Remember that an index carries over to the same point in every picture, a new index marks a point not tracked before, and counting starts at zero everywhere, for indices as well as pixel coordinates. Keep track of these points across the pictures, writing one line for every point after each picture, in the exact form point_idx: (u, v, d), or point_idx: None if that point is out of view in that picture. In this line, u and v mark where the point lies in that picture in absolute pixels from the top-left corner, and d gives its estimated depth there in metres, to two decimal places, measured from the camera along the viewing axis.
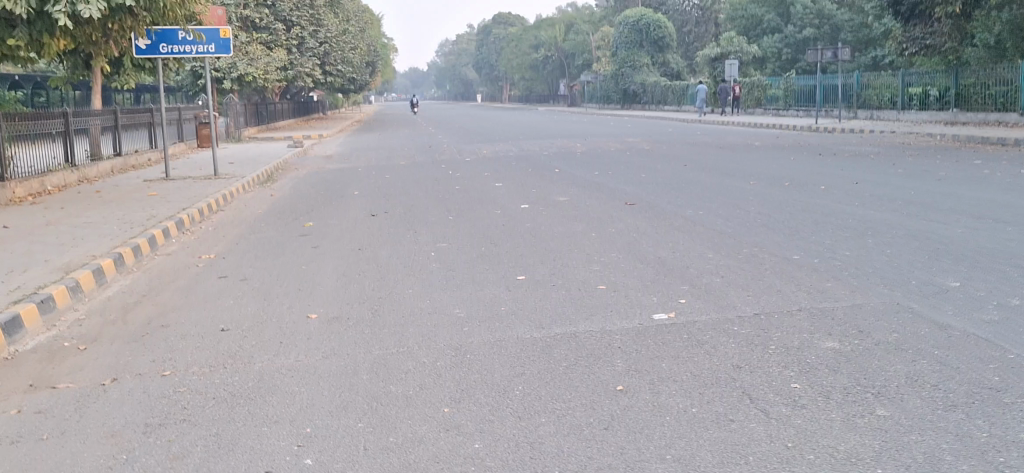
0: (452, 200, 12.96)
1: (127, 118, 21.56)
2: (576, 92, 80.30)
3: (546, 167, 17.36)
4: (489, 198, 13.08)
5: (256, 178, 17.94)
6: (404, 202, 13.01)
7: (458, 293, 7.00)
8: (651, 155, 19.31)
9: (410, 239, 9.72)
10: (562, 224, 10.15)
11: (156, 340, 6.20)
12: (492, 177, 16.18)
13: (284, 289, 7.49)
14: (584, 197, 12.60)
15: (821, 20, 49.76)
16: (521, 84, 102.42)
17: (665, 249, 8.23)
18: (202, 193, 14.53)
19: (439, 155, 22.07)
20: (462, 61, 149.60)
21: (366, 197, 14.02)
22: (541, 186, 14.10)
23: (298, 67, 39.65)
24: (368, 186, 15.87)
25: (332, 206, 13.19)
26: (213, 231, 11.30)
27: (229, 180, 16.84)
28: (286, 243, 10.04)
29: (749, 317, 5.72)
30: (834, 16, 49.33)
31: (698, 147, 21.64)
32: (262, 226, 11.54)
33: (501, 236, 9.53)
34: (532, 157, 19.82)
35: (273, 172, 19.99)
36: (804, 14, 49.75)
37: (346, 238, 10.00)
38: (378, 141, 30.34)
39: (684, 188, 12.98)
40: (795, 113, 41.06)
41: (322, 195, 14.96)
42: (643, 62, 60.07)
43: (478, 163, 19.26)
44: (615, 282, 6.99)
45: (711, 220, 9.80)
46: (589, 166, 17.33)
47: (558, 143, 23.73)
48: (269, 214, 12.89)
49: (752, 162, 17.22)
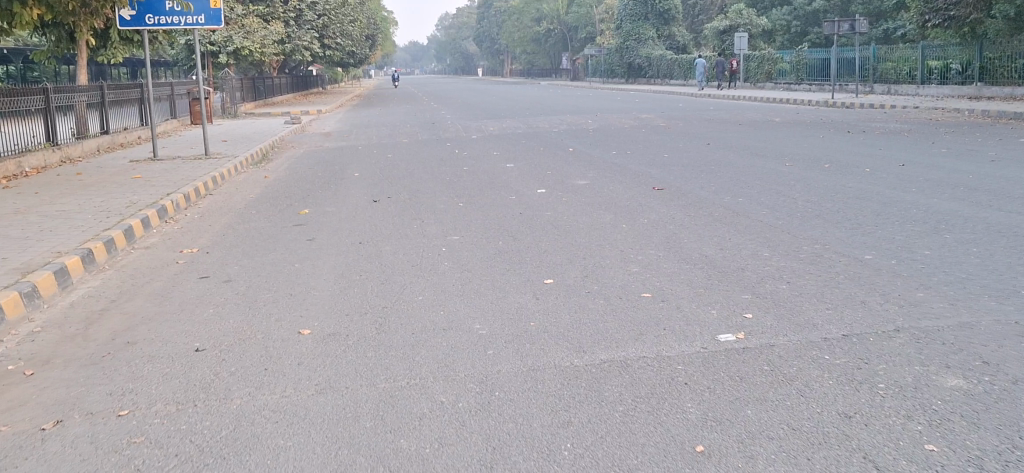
0: (461, 184, 11.87)
1: (114, 94, 20.43)
2: (580, 66, 78.87)
3: (558, 146, 16.27)
4: (502, 181, 12.01)
5: (249, 158, 16.84)
6: (409, 187, 11.95)
7: (476, 302, 5.95)
8: (668, 133, 18.20)
9: (417, 230, 8.66)
10: (587, 213, 9.09)
11: (117, 365, 5.16)
12: (502, 157, 15.09)
13: (274, 297, 6.45)
14: (605, 180, 11.53)
15: None
16: (523, 58, 100.88)
17: (711, 246, 7.19)
18: (190, 176, 13.46)
19: (443, 132, 20.95)
20: (463, 35, 147.91)
21: (367, 180, 12.95)
22: (557, 167, 13.02)
23: (296, 40, 38.41)
24: (369, 167, 14.78)
25: (331, 191, 12.11)
26: (199, 220, 10.23)
27: (220, 161, 15.76)
28: (278, 235, 8.97)
29: (838, 341, 4.67)
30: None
31: (716, 124, 20.50)
32: (253, 214, 10.47)
33: (521, 229, 8.46)
34: (543, 135, 18.70)
35: (268, 151, 18.88)
36: None
37: (345, 230, 8.94)
38: (379, 117, 29.19)
39: (714, 169, 11.91)
40: (808, 88, 39.85)
41: (320, 177, 13.88)
42: (649, 35, 58.67)
43: (486, 142, 18.16)
44: (662, 289, 5.95)
45: (754, 208, 8.75)
46: (604, 144, 16.24)
47: (567, 120, 22.59)
48: (262, 199, 11.81)
49: (779, 140, 16.11)
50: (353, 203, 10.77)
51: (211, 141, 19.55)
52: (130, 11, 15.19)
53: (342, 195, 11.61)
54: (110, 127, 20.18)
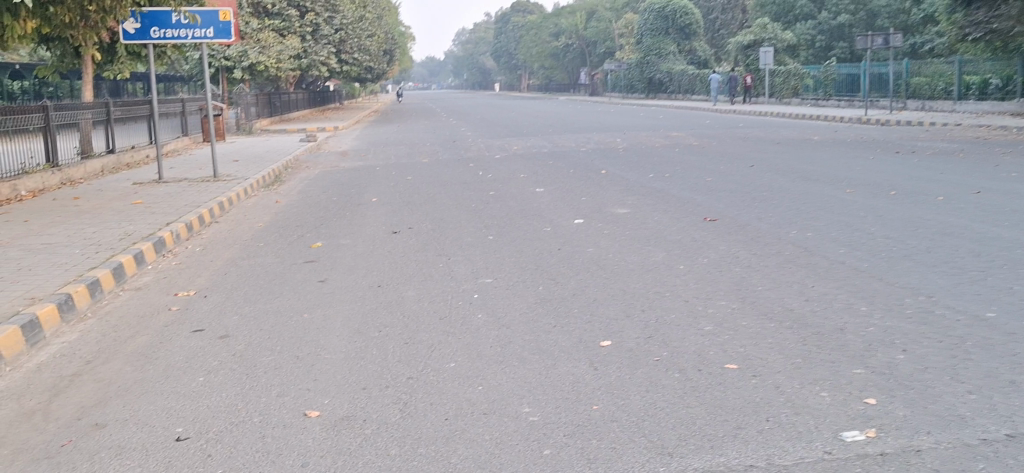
0: (489, 213, 10.81)
1: (121, 111, 19.52)
2: (598, 81, 77.78)
3: (589, 168, 15.22)
4: (533, 208, 10.95)
5: (260, 180, 15.86)
6: (432, 214, 10.90)
7: (520, 372, 4.88)
8: (704, 153, 17.09)
9: (444, 271, 7.60)
10: (635, 249, 8.02)
11: (76, 459, 4.11)
12: (529, 180, 14.02)
13: (277, 360, 5.41)
14: (649, 207, 10.45)
15: (858, 5, 47.16)
16: (541, 73, 99.93)
17: (791, 295, 6.10)
18: (195, 201, 12.46)
19: (464, 152, 19.92)
20: (480, 51, 147.40)
21: (386, 207, 11.92)
22: (592, 192, 11.95)
23: (312, 55, 37.54)
24: (388, 191, 13.76)
25: (347, 219, 11.07)
26: (200, 255, 9.21)
27: (229, 183, 14.78)
28: (287, 275, 7.94)
29: (1007, 447, 3.57)
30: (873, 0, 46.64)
31: (752, 143, 19.36)
32: (259, 248, 9.44)
33: (562, 269, 7.40)
34: (571, 155, 17.65)
35: (282, 171, 17.90)
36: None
37: (362, 270, 7.88)
38: (397, 134, 28.22)
39: (766, 195, 10.81)
40: (837, 103, 38.62)
41: (335, 202, 12.85)
42: (669, 50, 57.58)
43: (510, 162, 17.10)
44: (749, 356, 4.88)
45: (829, 244, 7.64)
46: (638, 166, 15.15)
47: (594, 138, 21.51)
48: (272, 229, 10.78)
49: (826, 161, 14.97)
50: (372, 235, 9.71)
51: (222, 162, 18.62)
52: (135, 24, 14.29)
53: (359, 224, 10.58)
54: (117, 147, 19.27)
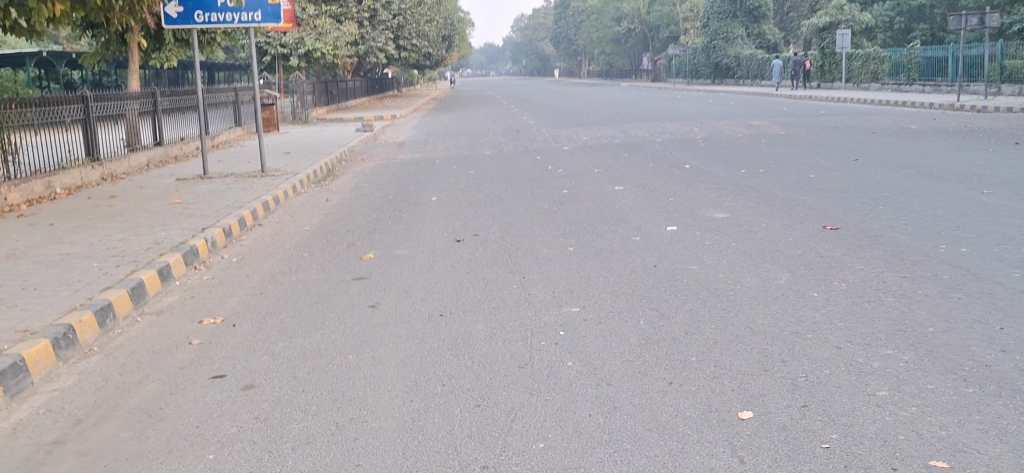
0: (565, 216, 9.48)
1: (169, 101, 18.55)
2: (661, 66, 75.68)
3: (670, 162, 13.78)
4: (615, 211, 9.59)
5: (312, 175, 14.72)
6: (499, 218, 9.61)
7: (638, 464, 3.56)
8: (795, 144, 15.52)
9: (518, 296, 6.30)
10: (749, 268, 6.63)
11: None
12: (604, 176, 12.65)
13: (313, 429, 4.17)
14: (751, 211, 9.02)
15: None
16: (602, 59, 97.90)
17: (976, 342, 4.69)
18: (239, 201, 11.33)
19: (529, 143, 18.59)
20: (540, 37, 145.68)
21: (447, 208, 10.65)
22: (678, 192, 10.54)
23: (370, 42, 36.51)
24: (449, 188, 12.49)
25: (403, 222, 9.82)
26: (235, 268, 8.04)
27: (278, 179, 13.66)
28: (331, 297, 6.70)
29: None
30: None
31: (844, 133, 17.68)
32: (303, 259, 8.23)
33: (663, 295, 6.04)
34: (647, 147, 16.19)
35: (335, 165, 16.78)
36: None
37: (420, 292, 6.62)
38: (457, 123, 27.00)
39: (887, 196, 9.30)
40: (922, 89, 36.45)
41: (391, 201, 11.62)
42: (737, 34, 55.45)
43: (581, 155, 15.73)
44: (958, 448, 3.50)
45: (996, 265, 6.19)
46: (724, 160, 13.67)
47: (667, 128, 20.00)
48: (319, 234, 9.58)
49: (939, 153, 13.31)
50: (431, 244, 8.44)
51: (274, 154, 17.57)
52: (177, 8, 13.23)
53: (417, 229, 9.32)
54: (166, 139, 18.34)
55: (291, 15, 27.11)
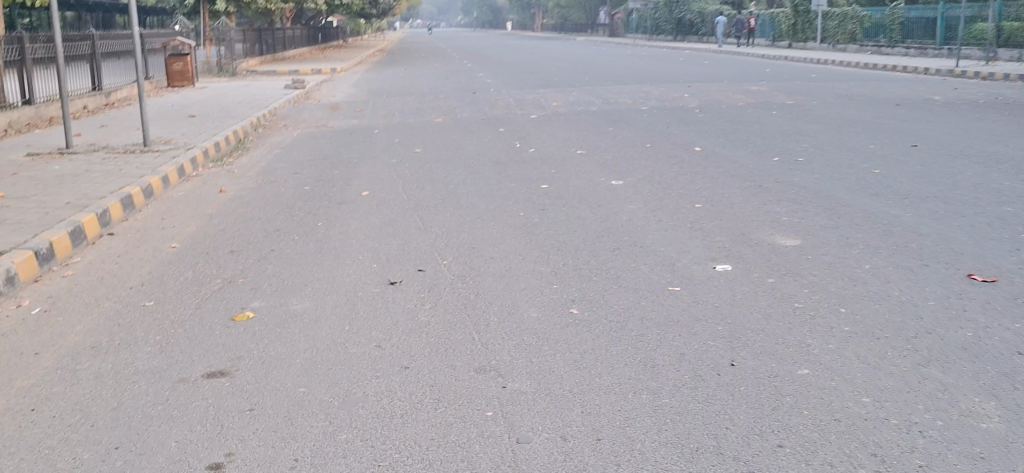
0: (554, 235, 6.50)
1: (45, 48, 15.00)
2: (618, 21, 72.44)
3: (674, 143, 10.81)
4: (626, 227, 6.63)
5: (213, 148, 11.47)
6: (455, 236, 6.57)
7: None
8: (815, 120, 12.75)
9: (501, 449, 3.31)
10: (908, 384, 3.71)
11: None
12: (595, 162, 9.69)
13: None
14: (833, 237, 6.12)
15: None
16: (556, 12, 94.23)
17: None
18: (89, 194, 8.05)
19: (489, 109, 15.50)
20: None
21: (381, 212, 7.57)
22: (706, 197, 7.60)
23: None
24: (388, 174, 9.41)
25: (315, 238, 6.73)
26: (23, 335, 4.85)
27: (161, 156, 10.37)
28: (149, 431, 3.60)
29: None
30: None
31: (862, 104, 14.88)
32: (133, 321, 5.04)
33: (786, 469, 3.08)
34: (636, 121, 13.22)
35: (246, 133, 13.52)
36: None
37: (310, 425, 3.57)
38: (402, 81, 23.67)
39: (1017, 215, 6.50)
40: (907, 50, 33.81)
41: (305, 196, 8.49)
42: None
43: (556, 128, 12.73)
44: None
45: None
46: (742, 141, 10.78)
47: (651, 93, 17.02)
48: (187, 259, 6.38)
49: (1012, 136, 10.59)
50: (346, 291, 5.34)
51: (172, 119, 14.22)
52: None
53: (331, 254, 6.22)
54: (39, 97, 14.78)
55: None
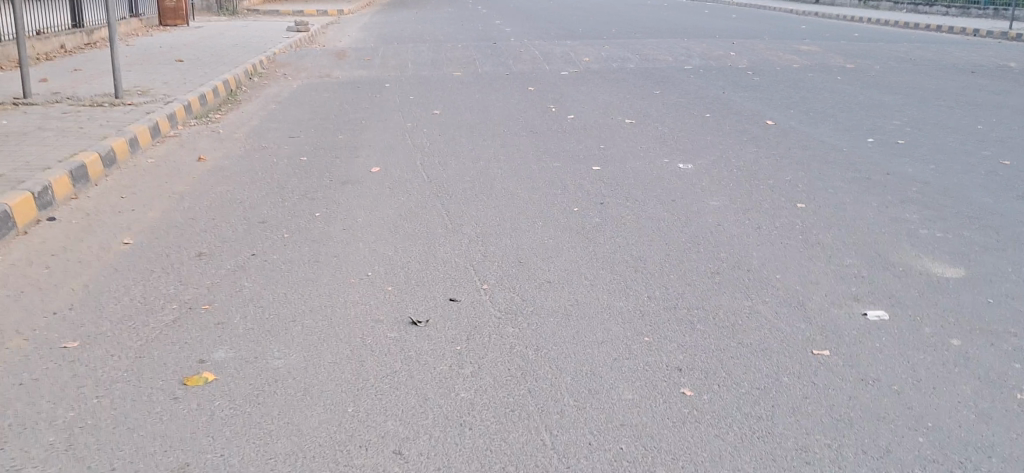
0: (624, 246, 4.92)
1: None
2: None
3: (740, 114, 9.17)
4: (718, 237, 5.05)
5: (198, 101, 9.82)
6: (494, 243, 5.00)
7: None
8: (893, 88, 11.08)
9: None
10: None
11: None
12: (652, 135, 8.07)
13: None
14: (1006, 264, 4.56)
15: None
16: None
17: None
18: (33, 163, 6.45)
19: (514, 63, 13.80)
20: None
21: (395, 199, 5.99)
22: (807, 193, 6.01)
23: None
24: (403, 143, 7.80)
25: (311, 237, 5.16)
26: None
27: (133, 111, 8.73)
28: None
29: None
30: None
31: (933, 70, 13.17)
32: (43, 378, 3.50)
33: None
34: (684, 83, 11.55)
35: (239, 82, 11.84)
36: None
37: None
38: (413, 26, 21.84)
39: None
40: (947, 11, 31.89)
41: (302, 171, 6.89)
42: None
43: (594, 89, 11.10)
44: None
45: None
46: (820, 113, 9.15)
47: (691, 50, 15.26)
48: (140, 265, 4.81)
49: None
50: (348, 335, 3.80)
51: (155, 64, 12.52)
52: None
53: (331, 266, 4.66)
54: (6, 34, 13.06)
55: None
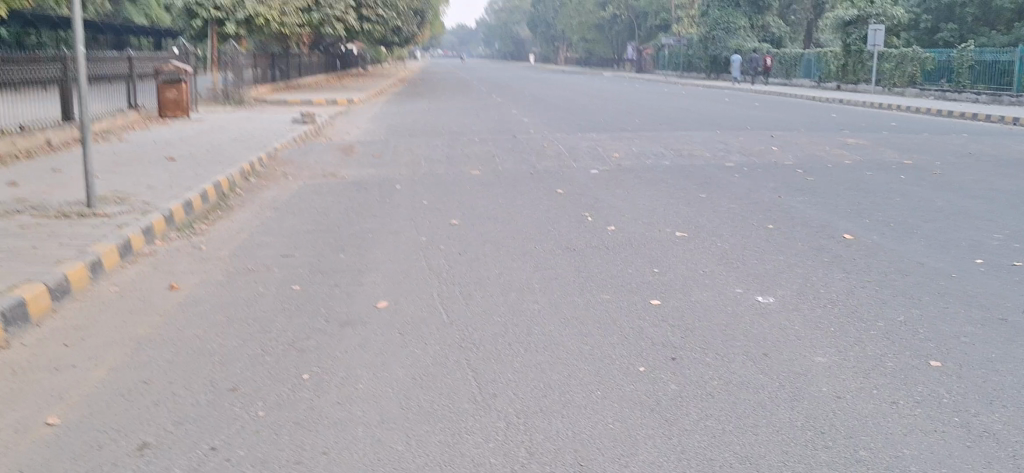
0: (722, 438, 3.60)
1: None
2: (646, 57, 69.57)
3: (807, 225, 7.91)
4: (845, 422, 3.73)
5: (183, 208, 8.62)
6: (542, 431, 3.69)
7: None
8: (969, 191, 9.79)
9: None
10: None
11: None
12: (713, 254, 6.79)
13: None
14: None
15: None
16: (581, 46, 91.82)
17: None
18: None
19: (537, 160, 12.64)
20: (514, 20, 139.19)
21: (407, 352, 4.70)
22: (934, 343, 4.71)
23: (326, 8, 28.87)
24: (414, 266, 6.52)
25: (295, 420, 3.86)
26: None
27: (104, 223, 7.53)
28: None
29: None
30: None
31: (1001, 167, 11.90)
32: None
33: None
34: (731, 185, 10.35)
35: (234, 184, 10.68)
36: None
37: None
38: (427, 117, 20.86)
39: None
40: (976, 97, 30.72)
41: (295, 306, 5.62)
42: (740, 25, 48.57)
43: (631, 193, 9.88)
44: None
45: None
46: (901, 224, 7.87)
47: (728, 145, 14.09)
48: (59, 465, 3.51)
49: None
50: None
51: (145, 163, 11.41)
52: None
53: (318, 471, 3.37)
54: None
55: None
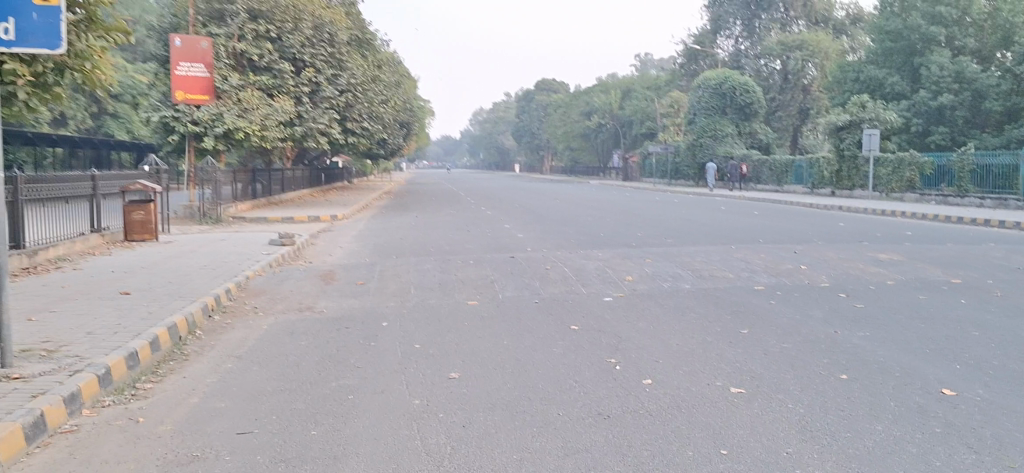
0: None
1: None
2: (633, 164, 68.87)
3: (889, 373, 6.48)
4: None
5: (124, 362, 7.09)
6: None
7: None
8: None
9: None
10: None
11: None
12: (791, 423, 5.30)
13: None
14: None
15: (962, 84, 36.41)
16: (567, 154, 91.58)
17: None
18: None
19: (542, 285, 11.23)
20: (498, 130, 139.86)
21: None
22: None
23: (310, 121, 27.50)
24: (405, 448, 5.00)
25: None
26: None
27: (17, 390, 5.99)
28: None
29: None
30: (979, 77, 35.80)
31: None
32: None
33: None
34: (772, 315, 8.93)
35: (194, 322, 9.17)
36: (940, 77, 36.49)
37: None
38: (415, 234, 19.52)
39: None
40: (980, 201, 29.68)
41: None
42: (728, 132, 47.95)
43: (660, 328, 8.43)
44: None
45: None
46: (1003, 372, 6.44)
47: (750, 263, 12.73)
48: None
49: None
50: None
51: (92, 299, 9.91)
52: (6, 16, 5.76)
53: None
54: None
55: (209, 84, 21.18)
